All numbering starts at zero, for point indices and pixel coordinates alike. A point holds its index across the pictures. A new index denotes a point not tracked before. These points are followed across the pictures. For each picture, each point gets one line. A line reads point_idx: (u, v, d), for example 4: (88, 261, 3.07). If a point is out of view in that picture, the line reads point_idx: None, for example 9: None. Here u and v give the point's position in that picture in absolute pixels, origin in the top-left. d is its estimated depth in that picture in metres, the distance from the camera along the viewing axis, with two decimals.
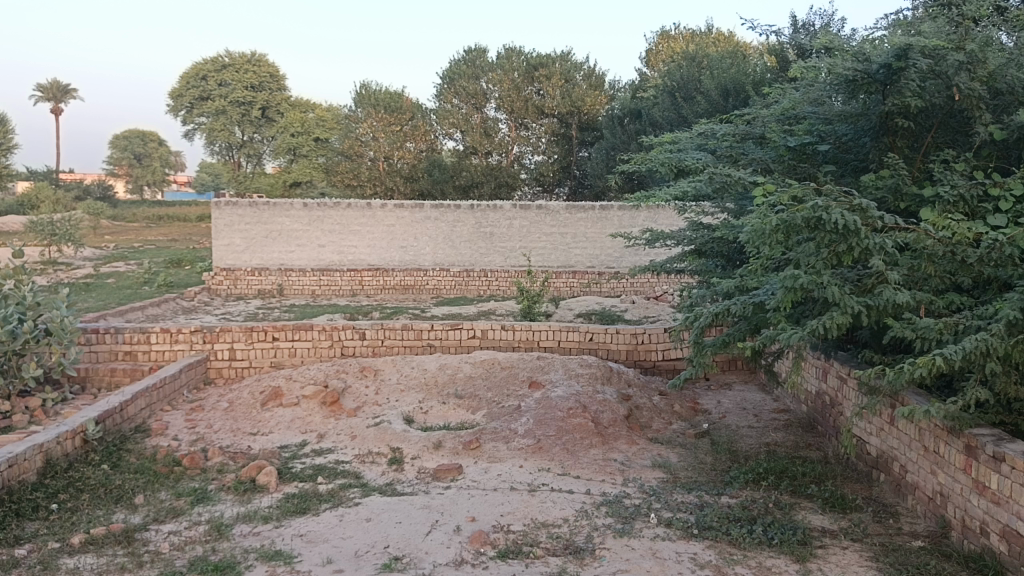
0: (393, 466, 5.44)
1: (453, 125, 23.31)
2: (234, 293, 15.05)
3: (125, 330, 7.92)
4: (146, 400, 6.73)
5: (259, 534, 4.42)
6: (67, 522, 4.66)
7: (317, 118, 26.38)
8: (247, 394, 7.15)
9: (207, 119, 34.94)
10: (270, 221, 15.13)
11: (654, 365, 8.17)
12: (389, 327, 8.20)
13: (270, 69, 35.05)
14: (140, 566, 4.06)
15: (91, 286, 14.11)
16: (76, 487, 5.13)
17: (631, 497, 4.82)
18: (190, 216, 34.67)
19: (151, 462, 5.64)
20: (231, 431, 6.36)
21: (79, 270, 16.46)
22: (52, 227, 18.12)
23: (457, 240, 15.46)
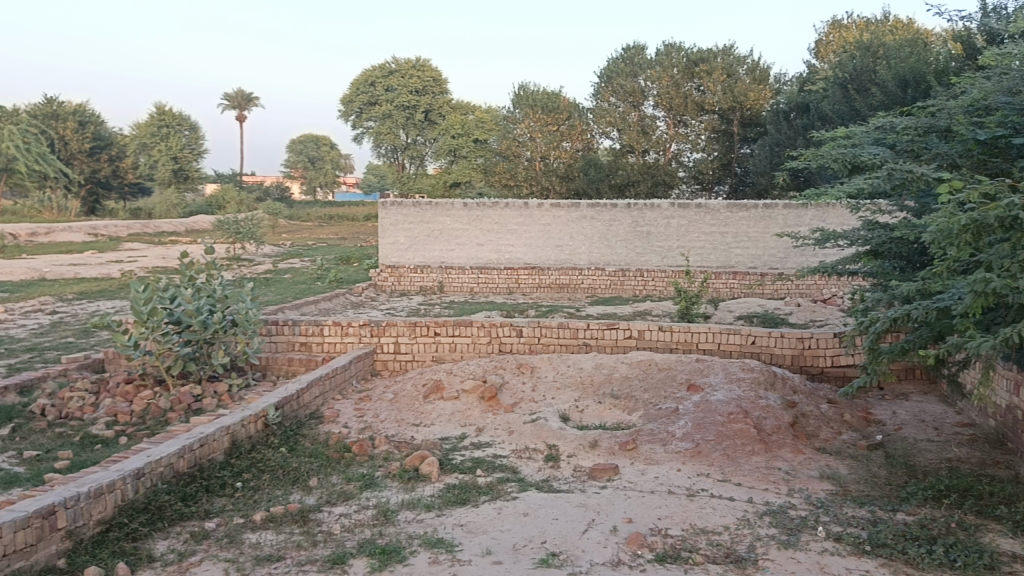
0: (549, 463, 5.50)
1: (610, 124, 23.28)
2: (398, 289, 15.72)
3: (302, 322, 8.45)
4: (319, 388, 7.16)
5: (423, 521, 4.60)
6: (249, 499, 5.04)
7: (476, 120, 27.12)
8: (411, 386, 7.45)
9: (375, 123, 36.68)
10: (432, 220, 15.67)
11: (821, 371, 7.79)
12: (545, 325, 8.29)
13: (433, 73, 36.38)
14: (314, 545, 4.33)
15: (270, 281, 15.17)
16: (257, 467, 5.54)
17: (796, 508, 4.63)
18: (358, 216, 36.48)
19: (323, 447, 6.00)
20: (396, 421, 6.66)
21: (260, 266, 17.75)
22: (236, 226, 19.64)
23: (613, 238, 15.39)
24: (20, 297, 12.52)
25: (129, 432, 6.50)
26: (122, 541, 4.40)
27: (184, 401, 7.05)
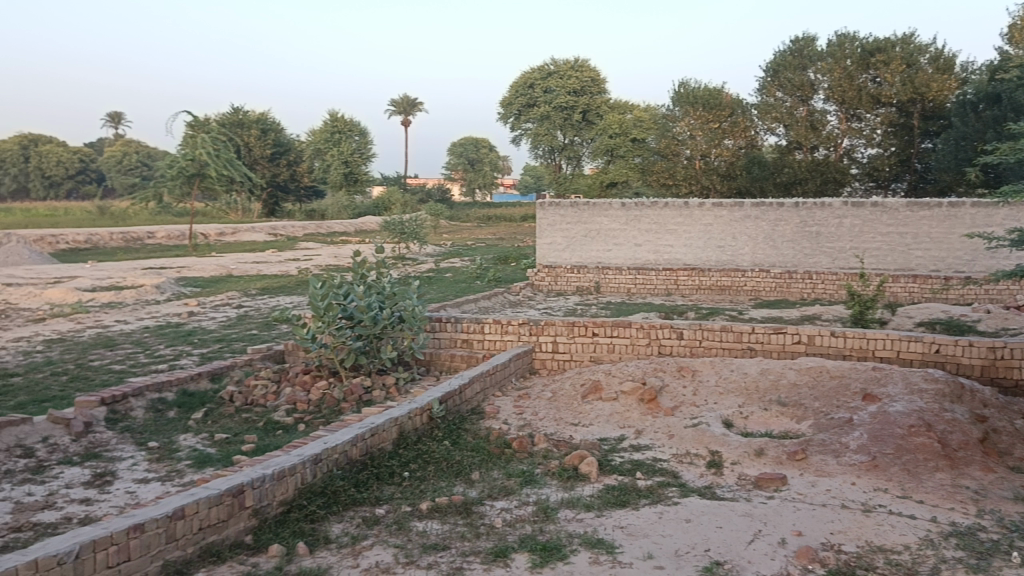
0: (712, 469, 5.38)
1: (777, 119, 22.60)
2: (555, 289, 15.86)
3: (464, 320, 8.69)
4: (480, 384, 7.34)
5: (583, 520, 4.62)
6: (415, 489, 5.25)
7: (635, 119, 26.93)
8: (570, 385, 7.50)
9: (533, 124, 37.23)
10: (590, 220, 15.70)
11: (1016, 384, 7.14)
12: (707, 328, 8.09)
13: (592, 73, 36.41)
14: (478, 537, 4.45)
15: (433, 279, 15.73)
16: (423, 458, 5.75)
17: (986, 531, 4.28)
18: (515, 217, 37.12)
19: (485, 442, 6.15)
20: (555, 419, 6.72)
21: (423, 265, 18.45)
22: (401, 226, 20.51)
23: (779, 239, 14.80)
24: (210, 292, 13.65)
25: (306, 419, 6.95)
26: (302, 521, 4.71)
27: (355, 393, 7.44)
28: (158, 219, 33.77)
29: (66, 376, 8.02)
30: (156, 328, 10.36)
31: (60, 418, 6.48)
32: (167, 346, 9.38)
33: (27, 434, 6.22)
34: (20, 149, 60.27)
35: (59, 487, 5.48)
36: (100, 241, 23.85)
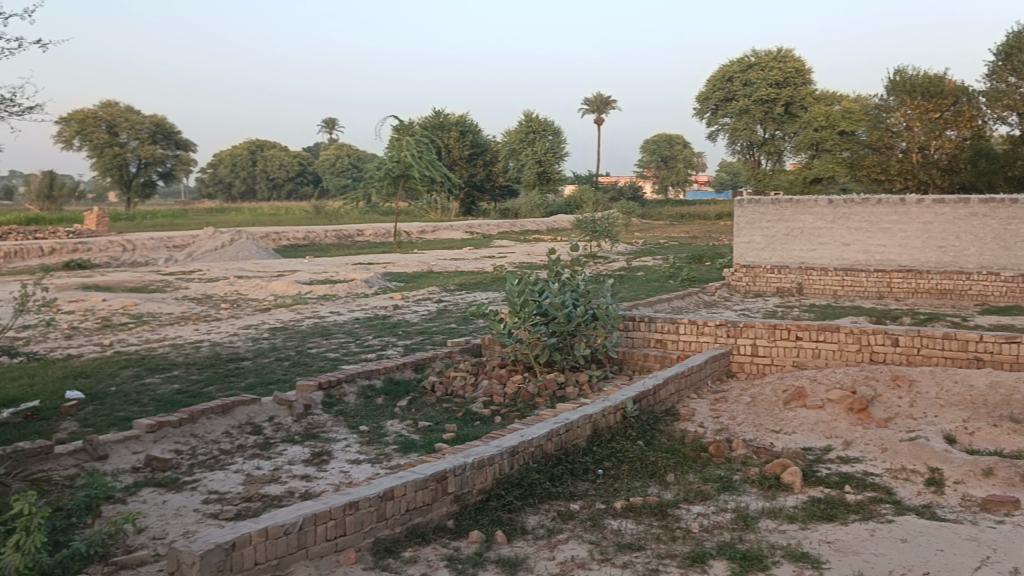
0: (931, 488, 4.98)
1: (1009, 107, 20.43)
2: (753, 290, 15.31)
3: (658, 320, 8.66)
4: (675, 386, 7.22)
5: (786, 532, 4.43)
6: (610, 487, 5.27)
7: (844, 111, 25.43)
8: (770, 391, 7.21)
9: (731, 119, 36.21)
10: (793, 218, 14.99)
11: None
12: (927, 335, 7.50)
13: (796, 64, 34.71)
14: (674, 540, 4.39)
15: (625, 278, 15.67)
16: (617, 457, 5.75)
17: None
18: (710, 215, 36.23)
19: (680, 444, 6.06)
20: (754, 425, 6.49)
21: (615, 263, 18.44)
22: (594, 224, 20.61)
23: (1012, 239, 13.43)
24: (414, 286, 14.40)
25: (503, 412, 7.16)
26: (500, 510, 4.86)
27: (550, 388, 7.57)
28: (366, 217, 36.06)
29: (289, 362, 8.76)
30: (365, 320, 11.08)
31: (283, 400, 7.10)
32: (375, 337, 10.01)
33: (256, 413, 6.87)
34: (250, 154, 66.62)
35: (283, 463, 6.01)
36: (316, 239, 25.86)
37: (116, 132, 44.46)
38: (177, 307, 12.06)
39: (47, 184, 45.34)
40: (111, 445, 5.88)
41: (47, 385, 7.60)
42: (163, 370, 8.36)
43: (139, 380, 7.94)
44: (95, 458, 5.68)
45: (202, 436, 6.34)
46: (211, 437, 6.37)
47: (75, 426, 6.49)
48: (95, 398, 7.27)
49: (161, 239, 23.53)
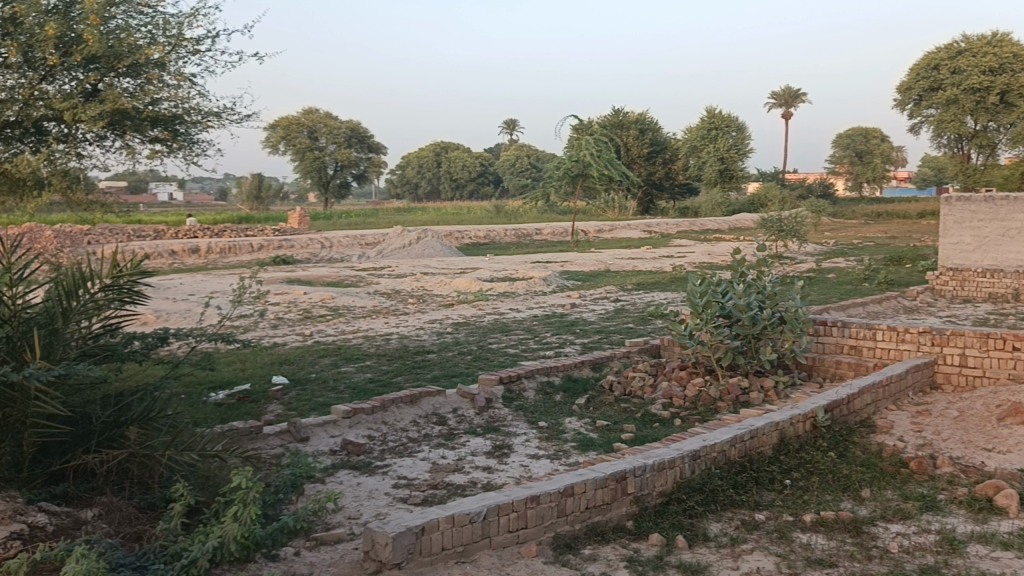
0: None
1: None
2: (961, 295, 14.08)
3: (852, 325, 8.20)
4: (871, 396, 6.78)
5: (1000, 560, 4.04)
6: (798, 498, 5.03)
7: None
8: (981, 405, 6.60)
9: (937, 110, 33.54)
10: (1008, 217, 13.58)
11: None
12: None
13: (1014, 48, 31.57)
14: (869, 559, 4.13)
15: (814, 280, 14.91)
16: (806, 468, 5.47)
17: None
18: (910, 214, 33.74)
19: (876, 458, 5.68)
20: (963, 442, 5.97)
21: (804, 265, 17.59)
22: (780, 224, 19.76)
23: None
24: (592, 285, 14.44)
25: (683, 415, 7.03)
26: (680, 515, 4.77)
27: (732, 393, 7.34)
28: (544, 216, 36.57)
29: (471, 356, 9.06)
30: (544, 318, 11.24)
31: (467, 393, 7.34)
32: (554, 334, 10.13)
33: (442, 405, 7.15)
34: (435, 156, 69.48)
35: (467, 453, 6.22)
36: (497, 237, 26.55)
37: (316, 137, 47.83)
38: (369, 301, 12.79)
39: (256, 186, 49.53)
40: (312, 428, 6.33)
41: (256, 370, 8.30)
42: (357, 360, 8.90)
43: (335, 369, 8.50)
44: (298, 439, 6.15)
45: (392, 424, 6.69)
46: (400, 425, 6.71)
47: (281, 408, 7.04)
48: (297, 384, 7.85)
49: (355, 237, 25.03)
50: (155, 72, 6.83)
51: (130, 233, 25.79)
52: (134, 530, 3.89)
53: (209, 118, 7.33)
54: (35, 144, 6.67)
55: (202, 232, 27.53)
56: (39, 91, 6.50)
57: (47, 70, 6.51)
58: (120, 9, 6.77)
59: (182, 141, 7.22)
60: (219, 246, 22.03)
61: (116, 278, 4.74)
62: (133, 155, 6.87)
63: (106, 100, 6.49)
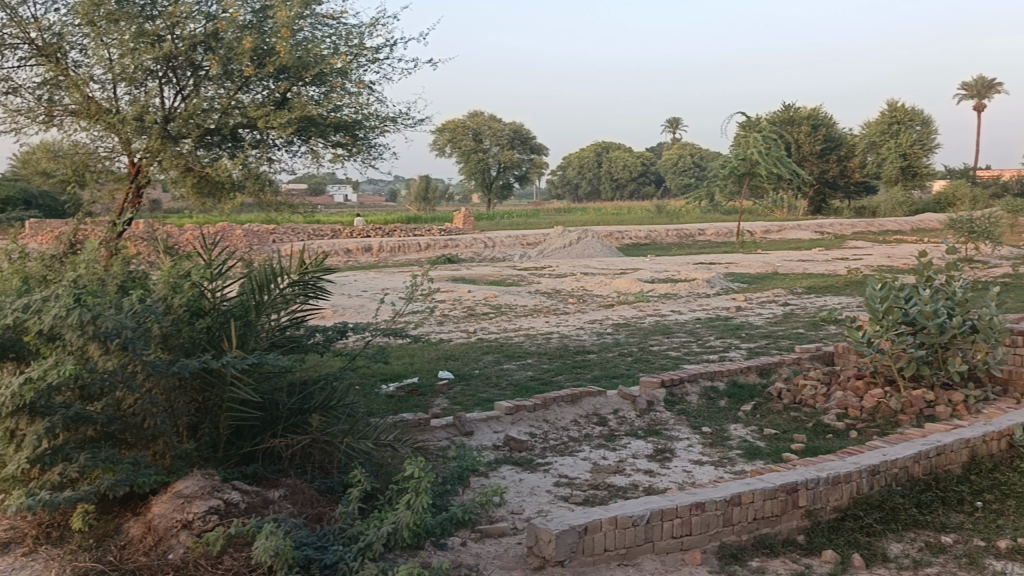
0: None
1: None
2: None
3: None
4: None
5: None
6: (992, 522, 4.62)
7: None
8: None
9: None
10: None
11: None
12: None
13: None
14: None
15: (1011, 286, 13.67)
16: (1001, 490, 5.02)
17: None
18: None
19: None
20: None
21: (998, 269, 16.15)
22: (970, 224, 18.25)
23: None
24: (759, 288, 13.93)
25: (859, 427, 6.66)
26: (856, 532, 4.51)
27: (916, 405, 6.88)
28: (708, 216, 35.71)
29: (632, 358, 8.98)
30: (707, 320, 10.96)
31: (628, 395, 7.28)
32: (717, 338, 9.86)
33: (603, 405, 7.13)
34: (596, 156, 69.48)
35: (628, 455, 6.17)
36: (658, 238, 26.18)
37: (480, 139, 49.19)
38: (531, 300, 12.97)
39: (423, 187, 51.60)
40: (476, 423, 6.51)
41: (424, 365, 8.61)
42: (519, 358, 9.04)
43: (498, 366, 8.67)
44: (462, 433, 6.33)
45: (554, 423, 6.75)
46: (561, 424, 6.76)
47: (446, 402, 7.26)
48: (461, 379, 8.08)
49: (516, 236, 25.47)
50: (338, 80, 7.24)
51: (310, 233, 27.54)
52: (316, 512, 4.12)
53: (386, 122, 7.69)
54: (232, 150, 7.22)
55: (374, 231, 28.93)
56: (237, 100, 7.06)
57: (244, 81, 7.05)
58: (308, 22, 7.22)
59: (361, 145, 7.62)
60: (389, 245, 23.06)
61: (304, 273, 5.08)
62: (318, 159, 7.32)
63: (295, 108, 6.95)
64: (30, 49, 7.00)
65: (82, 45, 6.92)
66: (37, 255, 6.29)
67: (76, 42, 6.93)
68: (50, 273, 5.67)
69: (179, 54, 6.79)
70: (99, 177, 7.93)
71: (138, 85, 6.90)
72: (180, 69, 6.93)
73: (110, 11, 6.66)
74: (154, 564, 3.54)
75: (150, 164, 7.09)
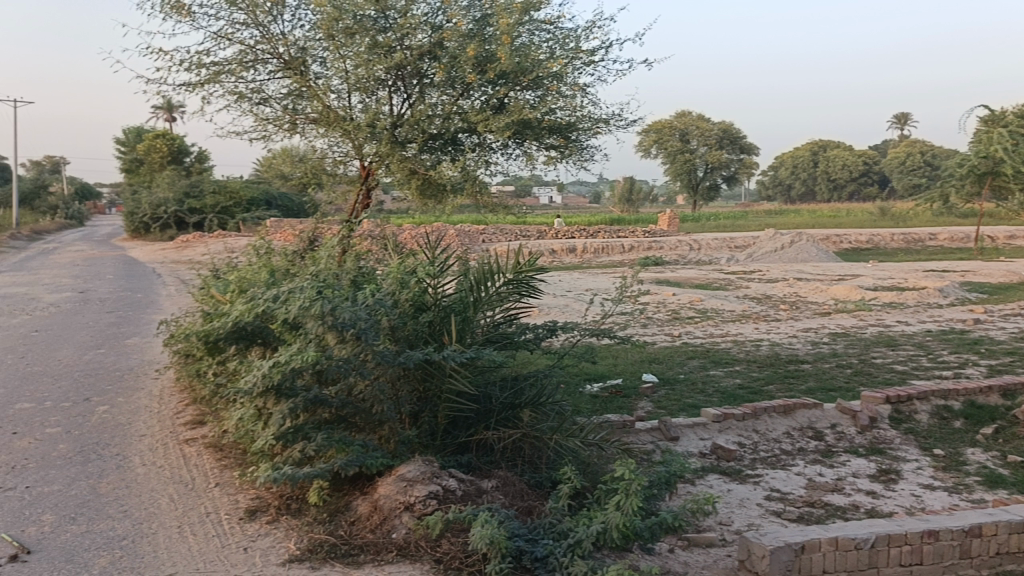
0: None
1: None
2: None
3: None
4: None
5: None
6: None
7: None
8: None
9: None
10: None
11: None
12: None
13: None
14: None
15: None
16: None
17: None
18: None
19: None
20: None
21: None
22: None
23: None
24: (1001, 299, 12.58)
25: None
26: None
27: None
28: (939, 220, 32.77)
29: (852, 370, 8.42)
30: (939, 333, 10.04)
31: (847, 409, 6.82)
32: (951, 352, 9.02)
33: (819, 419, 6.74)
34: (811, 155, 65.93)
35: (847, 473, 5.79)
36: (881, 242, 24.39)
37: (688, 139, 48.25)
38: (739, 305, 12.54)
39: (627, 188, 51.52)
40: (682, 429, 6.39)
41: (628, 367, 8.58)
42: (726, 364, 8.76)
43: (704, 372, 8.46)
44: (668, 438, 6.23)
45: (765, 434, 6.47)
46: (772, 436, 6.46)
47: (651, 406, 7.18)
48: (666, 383, 7.96)
49: (724, 239, 24.74)
50: (554, 84, 7.38)
51: (517, 233, 28.32)
52: (526, 505, 4.22)
53: (600, 125, 7.75)
54: (452, 154, 7.61)
55: (578, 233, 29.24)
56: (459, 106, 7.41)
57: (465, 87, 7.36)
58: (527, 28, 7.40)
59: (574, 147, 7.75)
60: (594, 246, 23.21)
61: (518, 273, 5.15)
62: (532, 162, 7.51)
63: (512, 112, 7.18)
64: (279, 62, 7.71)
65: (323, 59, 7.54)
66: (282, 252, 6.95)
67: (317, 56, 7.56)
68: (292, 267, 6.24)
69: (407, 64, 7.20)
70: (333, 180, 8.63)
71: (370, 93, 7.43)
72: (407, 77, 7.36)
73: (348, 26, 7.12)
74: (380, 542, 3.80)
75: (378, 167, 7.67)
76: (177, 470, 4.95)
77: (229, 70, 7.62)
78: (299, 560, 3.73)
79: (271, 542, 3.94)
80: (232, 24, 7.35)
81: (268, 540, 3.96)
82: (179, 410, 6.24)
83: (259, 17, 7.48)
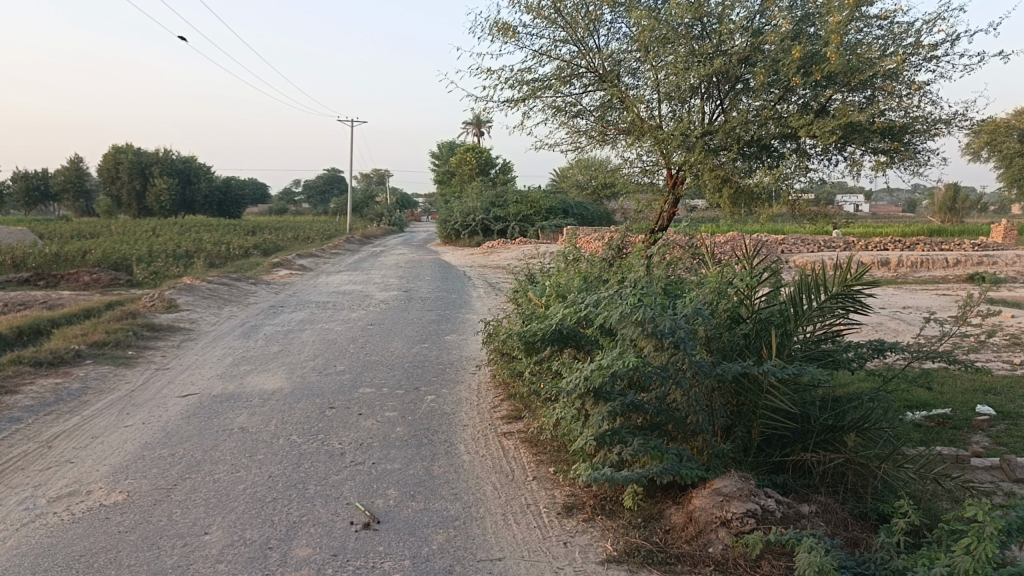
0: None
1: None
2: None
3: None
4: None
5: None
6: None
7: None
8: None
9: None
10: None
11: None
12: None
13: None
14: None
15: None
16: None
17: None
18: None
19: None
20: None
21: None
22: None
23: None
24: None
25: None
26: None
27: None
28: None
29: None
30: None
31: None
32: None
33: None
34: None
35: None
36: None
37: None
38: None
39: (951, 196, 46.25)
40: None
41: (958, 395, 7.66)
42: None
43: None
44: (1012, 479, 5.42)
45: None
46: None
47: (989, 441, 6.34)
48: (1008, 417, 6.98)
49: None
50: (889, 83, 6.85)
51: (821, 244, 26.57)
52: (851, 535, 3.94)
53: (939, 125, 7.05)
54: (770, 161, 7.44)
55: (894, 244, 26.83)
56: (777, 110, 7.21)
57: (785, 90, 7.15)
58: (856, 25, 6.93)
59: (908, 151, 7.17)
60: (911, 260, 21.12)
61: (844, 286, 4.65)
62: (858, 168, 7.02)
63: (838, 115, 6.78)
64: (593, 76, 7.98)
65: (636, 70, 7.69)
66: (592, 258, 7.17)
67: (630, 67, 7.72)
68: (604, 273, 6.41)
69: (724, 70, 7.11)
70: (640, 189, 8.75)
71: (684, 102, 7.48)
72: (722, 84, 7.33)
73: (664, 35, 7.15)
74: (697, 554, 3.76)
75: (688, 176, 7.70)
76: (498, 460, 5.31)
77: (548, 85, 8.03)
78: (617, 562, 3.81)
79: (589, 540, 4.07)
80: (553, 41, 7.74)
81: (587, 538, 4.10)
82: (496, 404, 6.71)
83: (577, 33, 7.81)
